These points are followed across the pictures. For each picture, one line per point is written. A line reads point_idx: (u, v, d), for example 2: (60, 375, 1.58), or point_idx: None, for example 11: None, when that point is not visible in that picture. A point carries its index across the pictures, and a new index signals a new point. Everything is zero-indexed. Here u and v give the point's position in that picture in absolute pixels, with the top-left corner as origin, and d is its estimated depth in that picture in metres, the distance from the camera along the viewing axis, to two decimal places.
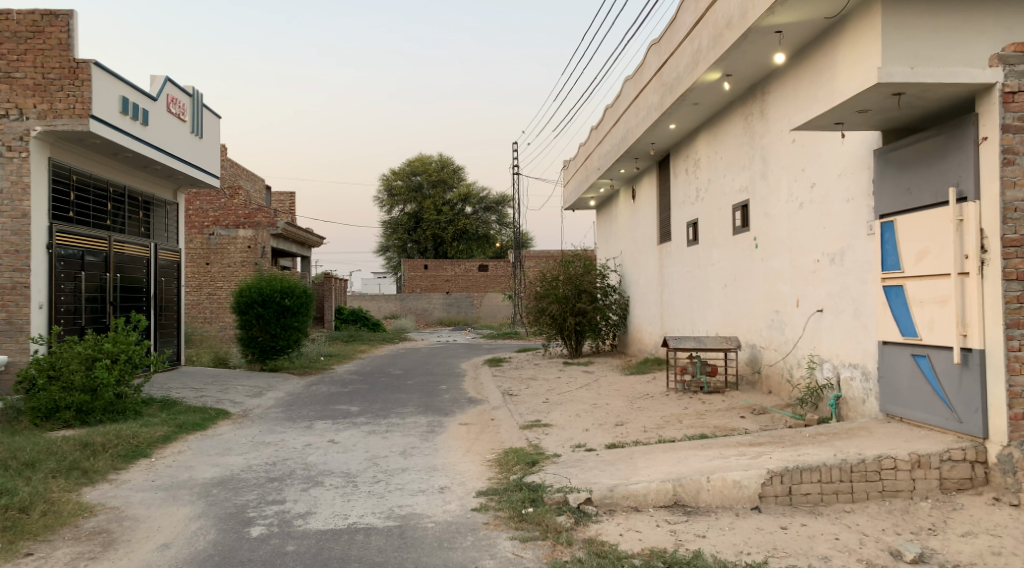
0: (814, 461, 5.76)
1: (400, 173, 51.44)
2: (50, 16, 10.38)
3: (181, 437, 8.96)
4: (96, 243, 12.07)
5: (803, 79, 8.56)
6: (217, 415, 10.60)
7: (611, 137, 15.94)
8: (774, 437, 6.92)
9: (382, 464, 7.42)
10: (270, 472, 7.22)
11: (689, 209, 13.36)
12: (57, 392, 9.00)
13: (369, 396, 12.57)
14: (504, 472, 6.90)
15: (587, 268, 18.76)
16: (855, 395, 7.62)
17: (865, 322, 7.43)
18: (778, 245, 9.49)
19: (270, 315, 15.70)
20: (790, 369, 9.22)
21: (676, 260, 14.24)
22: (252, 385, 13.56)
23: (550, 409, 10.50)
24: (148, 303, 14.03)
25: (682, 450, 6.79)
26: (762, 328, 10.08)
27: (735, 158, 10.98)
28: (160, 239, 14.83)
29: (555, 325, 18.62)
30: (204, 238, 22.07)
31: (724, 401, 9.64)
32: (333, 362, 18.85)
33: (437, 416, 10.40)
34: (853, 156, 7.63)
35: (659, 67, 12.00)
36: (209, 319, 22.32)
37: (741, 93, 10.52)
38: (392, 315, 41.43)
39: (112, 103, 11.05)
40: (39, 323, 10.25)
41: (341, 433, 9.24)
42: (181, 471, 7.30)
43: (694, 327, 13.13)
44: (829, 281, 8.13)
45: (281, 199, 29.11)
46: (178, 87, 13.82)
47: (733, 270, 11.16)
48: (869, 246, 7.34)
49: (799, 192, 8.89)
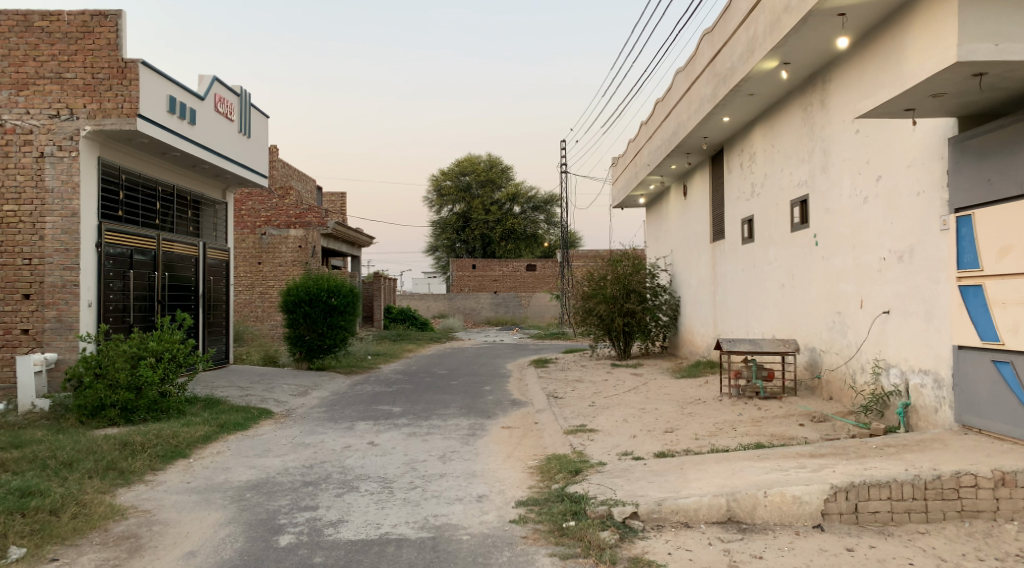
0: (883, 477, 5.26)
1: (449, 173, 51.66)
2: (99, 17, 10.53)
3: (221, 437, 8.91)
4: (145, 242, 12.21)
5: (869, 65, 7.99)
6: (261, 414, 10.57)
7: (662, 131, 15.42)
8: (837, 448, 6.40)
9: (420, 469, 7.17)
10: (306, 475, 7.05)
11: (744, 205, 12.78)
12: (102, 390, 9.04)
13: (412, 397, 12.39)
14: (546, 481, 6.57)
15: (636, 268, 18.27)
16: (926, 404, 7.03)
17: (937, 324, 6.83)
18: (841, 242, 8.90)
19: (317, 314, 15.70)
20: (853, 375, 8.63)
21: (730, 259, 13.66)
22: (297, 384, 13.55)
23: (596, 413, 10.13)
24: (197, 302, 14.18)
25: (736, 460, 6.34)
26: (822, 330, 9.49)
27: (794, 151, 10.40)
28: (210, 238, 14.98)
29: (603, 326, 18.19)
30: (256, 238, 22.29)
31: (781, 408, 9.11)
32: (380, 361, 18.80)
33: (480, 419, 10.13)
34: (925, 145, 7.04)
35: (712, 58, 11.48)
36: (261, 318, 22.59)
37: (800, 82, 9.95)
38: (440, 314, 41.51)
39: (159, 102, 11.13)
40: (88, 321, 10.37)
41: (382, 435, 9.05)
42: (218, 473, 7.19)
43: (749, 329, 12.55)
44: (897, 280, 7.54)
45: (332, 199, 29.37)
46: (226, 88, 13.93)
47: (791, 269, 10.58)
48: (941, 243, 6.75)
49: (863, 185, 8.30)
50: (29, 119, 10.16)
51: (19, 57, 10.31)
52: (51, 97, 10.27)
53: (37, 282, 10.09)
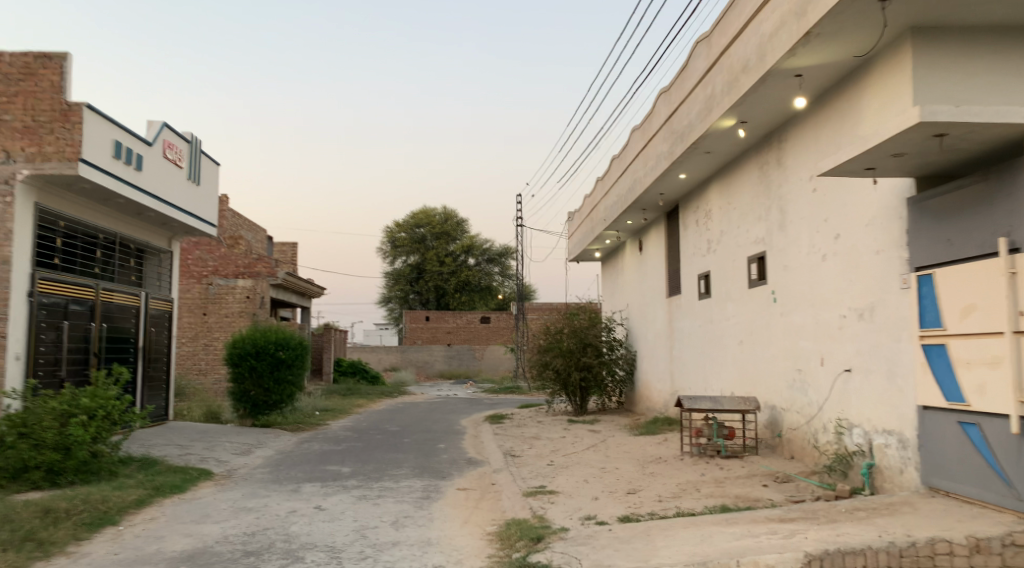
0: (858, 543, 5.07)
1: (403, 225, 51.53)
2: (43, 58, 10.13)
3: (156, 501, 8.27)
4: (82, 291, 11.58)
5: (826, 126, 8.19)
6: (200, 475, 9.92)
7: (619, 187, 15.58)
8: (806, 511, 6.21)
9: (371, 537, 6.71)
10: (247, 545, 6.51)
11: (701, 261, 12.85)
12: (26, 450, 8.34)
13: (363, 456, 11.84)
14: (506, 549, 6.20)
15: (592, 321, 18.19)
16: (891, 465, 6.94)
17: (900, 383, 6.80)
18: (800, 300, 8.93)
19: (263, 368, 15.06)
20: (815, 434, 8.54)
21: (687, 314, 13.67)
22: (241, 442, 12.85)
23: (555, 473, 9.80)
24: (136, 354, 13.45)
25: (705, 525, 6.08)
26: (783, 388, 9.44)
27: (751, 209, 10.54)
28: (153, 288, 14.34)
29: (559, 380, 17.96)
30: (201, 288, 21.64)
31: (743, 468, 8.94)
32: (329, 417, 18.10)
33: (434, 480, 9.69)
34: (883, 205, 7.14)
35: (669, 116, 11.68)
36: (204, 371, 21.64)
37: (756, 141, 10.15)
38: (392, 367, 40.71)
39: (104, 147, 10.70)
40: (14, 375, 9.64)
41: (330, 498, 8.53)
42: (149, 542, 6.60)
43: (707, 386, 12.48)
44: (858, 338, 7.54)
45: (283, 249, 28.78)
46: (175, 133, 13.57)
47: (749, 325, 10.58)
48: (902, 301, 6.78)
49: (821, 243, 8.38)
50: None
51: None
52: None
53: None
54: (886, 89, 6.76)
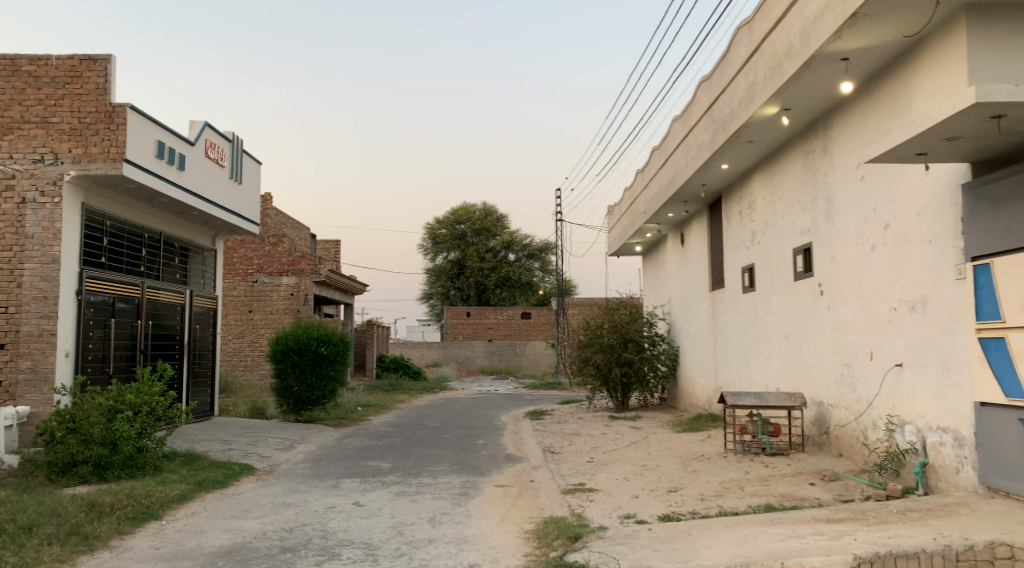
0: (910, 546, 4.82)
1: (444, 221, 51.76)
2: (88, 61, 10.38)
3: (198, 496, 8.41)
4: (129, 289, 11.87)
5: (874, 111, 7.86)
6: (242, 470, 10.06)
7: (659, 179, 15.31)
8: (855, 512, 5.95)
9: (407, 534, 6.68)
10: (285, 540, 6.54)
11: (744, 254, 12.54)
12: (75, 445, 8.56)
13: (403, 452, 11.88)
14: (543, 548, 6.10)
15: (633, 316, 17.96)
16: (946, 463, 6.62)
17: (955, 378, 6.48)
18: (848, 292, 8.61)
19: (306, 364, 15.23)
20: (865, 431, 8.23)
21: (730, 308, 13.36)
22: (284, 438, 13.03)
23: (595, 470, 9.67)
24: (181, 351, 13.74)
25: (748, 525, 5.88)
26: (830, 383, 9.13)
27: (795, 198, 10.21)
28: (197, 286, 14.63)
29: (600, 376, 17.78)
30: (247, 286, 22.03)
31: (789, 465, 8.67)
32: (371, 413, 18.26)
33: (473, 477, 9.64)
34: (936, 191, 6.81)
35: (710, 104, 11.39)
36: (250, 367, 22.04)
37: (800, 128, 9.82)
38: (434, 363, 40.96)
39: (147, 147, 10.93)
40: (64, 372, 9.91)
41: (369, 494, 8.55)
42: (190, 537, 6.69)
43: (751, 381, 12.17)
44: (909, 331, 7.22)
45: (326, 247, 29.15)
46: (217, 133, 13.81)
47: (795, 319, 10.26)
48: (957, 292, 6.45)
49: (870, 233, 8.06)
50: (11, 164, 9.91)
51: (4, 101, 10.13)
52: (36, 141, 10.05)
53: (12, 331, 9.68)
54: (940, 69, 6.44)
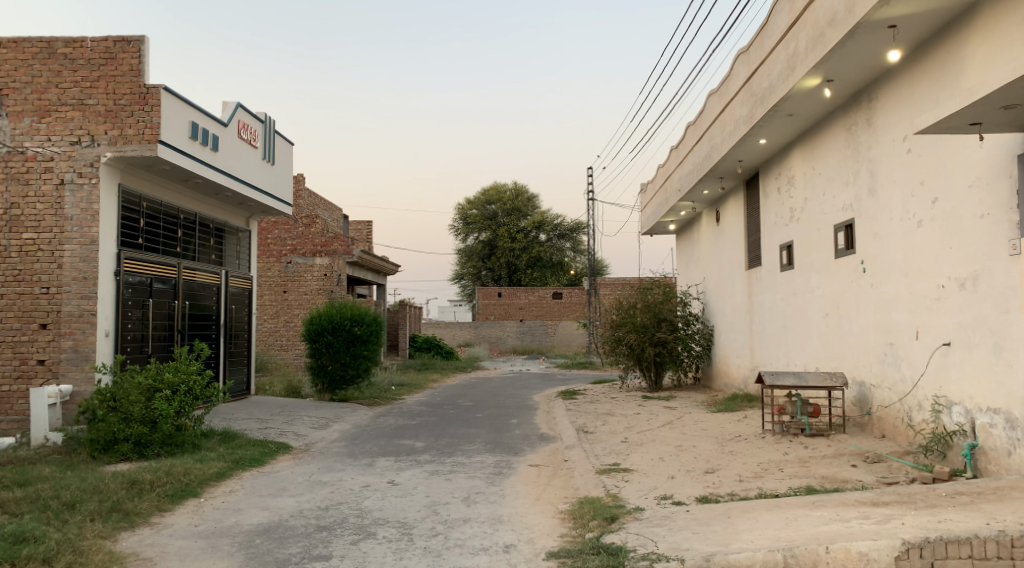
0: (962, 531, 4.63)
1: (474, 202, 51.73)
2: (122, 43, 10.44)
3: (235, 474, 8.53)
4: (166, 270, 12.03)
5: (923, 81, 7.53)
6: (279, 449, 10.18)
7: (694, 155, 14.99)
8: (902, 495, 5.75)
9: (442, 513, 6.67)
10: (321, 519, 6.58)
11: (782, 231, 12.23)
12: (116, 423, 8.72)
13: (436, 431, 11.90)
14: (578, 528, 6.04)
15: (667, 296, 17.75)
16: (997, 446, 6.37)
17: (1007, 358, 6.22)
18: (892, 269, 8.32)
19: (340, 344, 15.32)
20: (909, 412, 7.98)
21: (767, 287, 13.08)
22: (319, 416, 13.16)
23: (629, 450, 9.57)
24: (218, 331, 13.93)
25: (789, 508, 5.72)
26: (872, 363, 8.87)
27: (837, 173, 9.88)
28: (233, 266, 14.79)
29: (632, 356, 17.62)
30: (281, 267, 22.20)
31: (829, 447, 8.47)
32: (404, 392, 18.36)
33: (506, 456, 9.62)
34: (990, 163, 6.49)
35: (748, 78, 11.06)
36: (285, 347, 22.32)
37: (843, 100, 9.48)
38: (465, 343, 41.14)
39: (181, 129, 10.99)
40: (104, 351, 10.10)
41: (403, 473, 8.57)
42: (228, 515, 6.77)
43: (789, 361, 11.91)
44: (958, 309, 6.95)
45: (358, 228, 29.25)
46: (250, 114, 13.85)
47: (836, 297, 9.98)
48: (1011, 268, 6.17)
49: (917, 208, 7.76)
50: (50, 146, 10.05)
51: (42, 84, 10.24)
52: (73, 123, 10.16)
53: (54, 311, 9.86)
54: (1000, 34, 6.12)
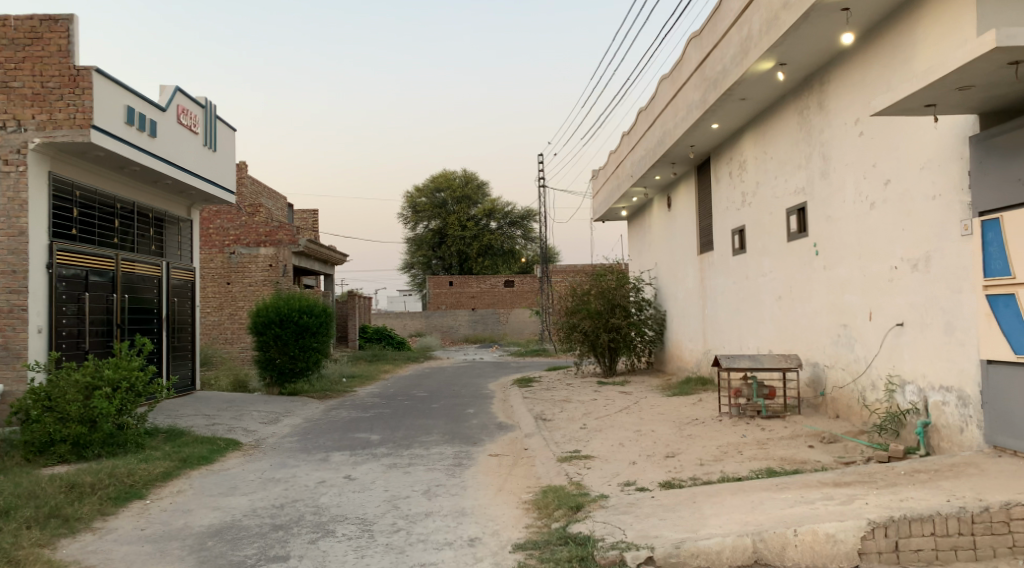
0: (925, 509, 4.68)
1: (424, 190, 51.19)
2: (49, 22, 9.80)
3: (183, 473, 8.15)
4: (102, 262, 11.45)
5: (875, 64, 7.62)
6: (228, 445, 9.80)
7: (646, 141, 15.02)
8: (862, 474, 5.82)
9: (403, 507, 6.48)
10: (276, 518, 6.31)
11: (734, 216, 12.35)
12: (51, 424, 8.24)
13: (391, 423, 11.65)
14: (544, 519, 5.93)
15: (620, 281, 17.79)
16: (949, 423, 6.51)
17: (960, 337, 6.36)
18: (845, 251, 8.44)
19: (289, 336, 14.88)
20: (863, 392, 8.13)
21: (720, 271, 13.21)
22: (269, 411, 12.75)
23: (588, 437, 9.53)
24: (160, 325, 13.35)
25: (754, 491, 5.73)
26: (826, 345, 9.02)
27: (789, 157, 9.98)
28: (174, 257, 14.18)
29: (587, 342, 17.64)
30: (224, 258, 21.51)
31: (786, 428, 8.58)
32: (356, 384, 18.00)
33: (465, 446, 9.46)
34: (941, 145, 6.60)
35: (700, 62, 11.08)
36: (231, 340, 21.63)
37: (795, 84, 9.56)
38: (417, 332, 40.74)
39: (116, 113, 10.42)
40: (37, 348, 9.53)
41: (359, 467, 8.33)
42: (176, 517, 6.44)
43: (742, 344, 12.06)
44: (911, 290, 7.07)
45: (304, 217, 28.55)
46: (189, 99, 13.26)
47: (789, 280, 10.11)
48: (963, 249, 6.29)
49: (869, 190, 7.87)
50: None
51: None
52: None
53: None
54: (953, 17, 6.20)
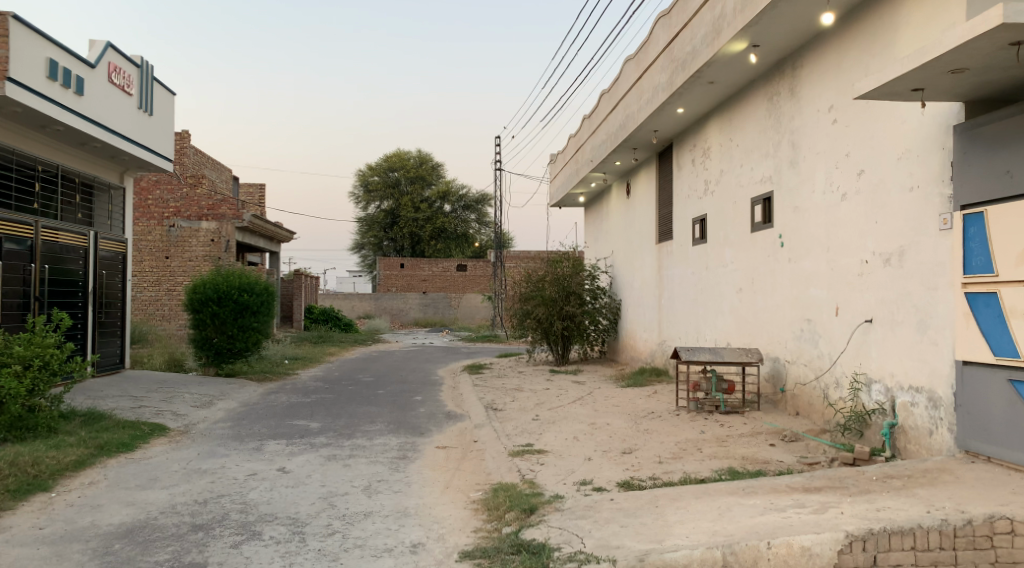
0: (905, 521, 4.36)
1: (377, 168, 49.93)
2: None
3: (98, 462, 7.40)
4: (18, 229, 10.46)
5: (854, 48, 7.32)
6: (152, 431, 9.03)
7: (608, 125, 14.61)
8: (832, 479, 5.50)
9: (340, 507, 5.91)
10: (197, 516, 5.67)
11: (695, 204, 12.04)
12: None
13: (333, 410, 11.00)
14: (494, 522, 5.46)
15: (576, 269, 17.37)
16: (918, 425, 6.27)
17: (933, 336, 6.11)
18: (813, 244, 8.16)
19: (227, 315, 14.00)
20: (826, 390, 7.88)
21: (678, 261, 12.92)
22: (202, 393, 11.95)
23: (541, 429, 9.09)
24: (85, 299, 12.37)
25: (720, 496, 5.35)
26: (788, 339, 8.77)
27: (756, 145, 9.68)
28: (103, 227, 13.15)
29: (540, 329, 17.20)
30: (163, 231, 20.38)
31: (746, 425, 8.30)
32: (299, 366, 17.21)
33: (411, 437, 8.90)
34: (921, 135, 6.31)
35: (668, 42, 10.68)
36: (168, 317, 20.53)
37: (766, 68, 9.24)
38: (365, 315, 39.81)
39: (36, 66, 9.45)
40: None
41: (295, 459, 7.71)
42: (83, 513, 5.74)
43: (699, 335, 11.79)
44: (882, 285, 6.81)
45: (250, 191, 27.37)
46: (123, 56, 12.26)
47: (751, 271, 9.83)
48: (940, 243, 6.03)
49: (840, 181, 7.59)
50: None
51: None
52: None
53: None
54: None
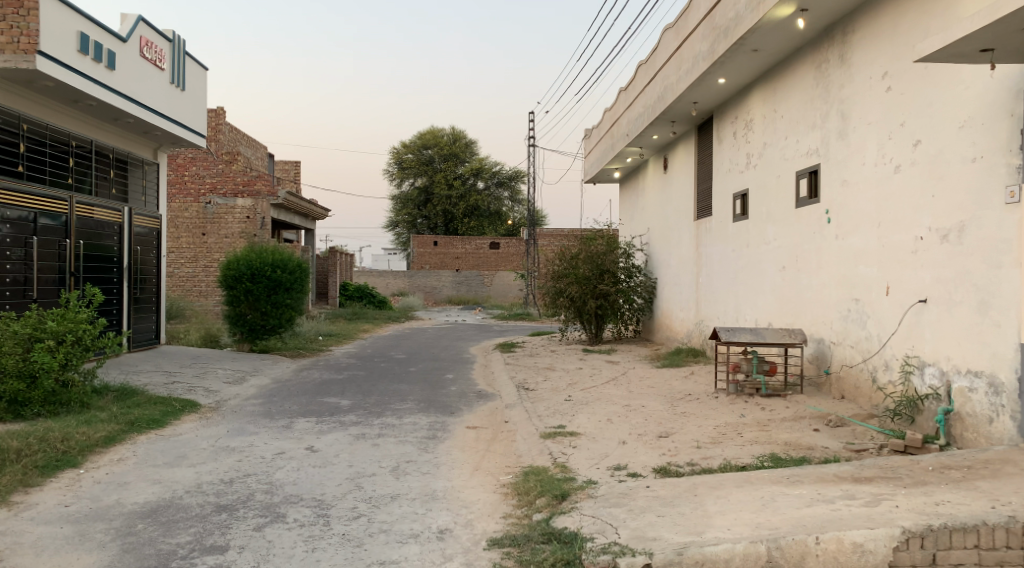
0: (968, 518, 4.03)
1: (410, 146, 49.67)
2: None
3: (129, 438, 7.38)
4: (53, 205, 10.50)
5: (912, 9, 6.82)
6: (184, 407, 9.03)
7: (645, 97, 14.14)
8: (883, 469, 5.16)
9: (367, 488, 5.76)
10: (222, 496, 5.57)
11: (736, 178, 11.59)
12: None
13: (364, 388, 10.91)
14: (524, 508, 5.25)
15: (610, 246, 17.00)
16: (976, 412, 5.88)
17: (994, 317, 5.70)
18: (862, 219, 7.73)
19: (260, 291, 13.98)
20: (874, 372, 7.49)
21: (717, 238, 12.49)
22: (235, 369, 11.97)
23: (574, 410, 8.85)
24: (120, 275, 12.44)
25: (762, 485, 5.06)
26: (833, 319, 8.36)
27: (802, 116, 9.21)
28: (138, 203, 13.18)
29: (573, 308, 16.94)
30: (200, 207, 20.49)
31: (788, 408, 7.94)
32: (332, 343, 17.23)
33: (441, 417, 8.74)
34: (986, 101, 5.85)
35: (709, 9, 10.20)
36: (205, 293, 20.75)
37: (814, 34, 8.75)
38: (399, 292, 39.98)
39: (67, 41, 9.38)
40: None
41: (323, 437, 7.60)
42: (110, 491, 5.68)
43: (739, 315, 11.39)
44: (938, 263, 6.39)
45: (285, 168, 27.43)
46: (155, 30, 12.18)
47: (794, 249, 9.41)
48: (1006, 218, 5.59)
49: (894, 152, 7.13)
50: None
51: None
52: None
53: None
54: None
